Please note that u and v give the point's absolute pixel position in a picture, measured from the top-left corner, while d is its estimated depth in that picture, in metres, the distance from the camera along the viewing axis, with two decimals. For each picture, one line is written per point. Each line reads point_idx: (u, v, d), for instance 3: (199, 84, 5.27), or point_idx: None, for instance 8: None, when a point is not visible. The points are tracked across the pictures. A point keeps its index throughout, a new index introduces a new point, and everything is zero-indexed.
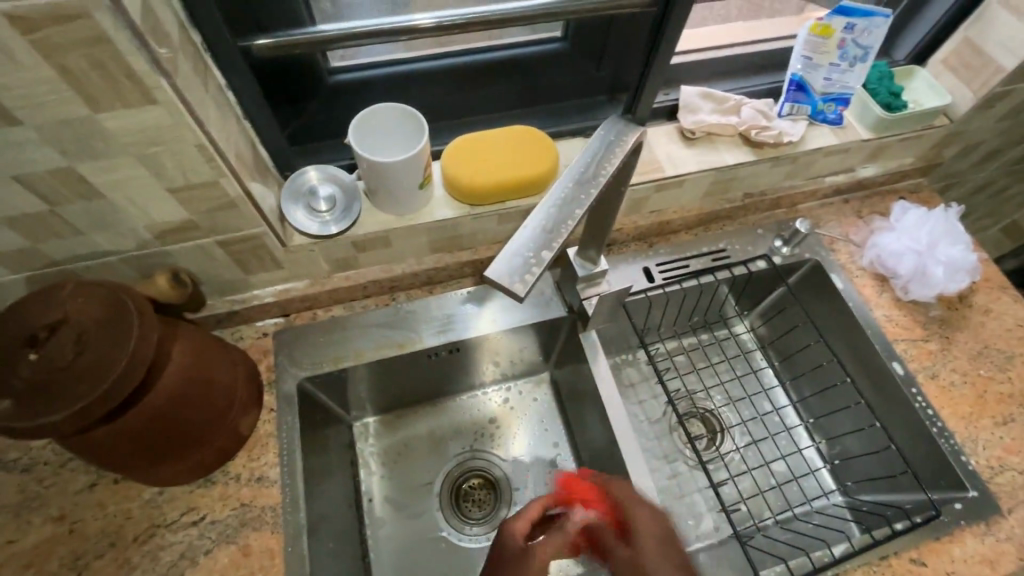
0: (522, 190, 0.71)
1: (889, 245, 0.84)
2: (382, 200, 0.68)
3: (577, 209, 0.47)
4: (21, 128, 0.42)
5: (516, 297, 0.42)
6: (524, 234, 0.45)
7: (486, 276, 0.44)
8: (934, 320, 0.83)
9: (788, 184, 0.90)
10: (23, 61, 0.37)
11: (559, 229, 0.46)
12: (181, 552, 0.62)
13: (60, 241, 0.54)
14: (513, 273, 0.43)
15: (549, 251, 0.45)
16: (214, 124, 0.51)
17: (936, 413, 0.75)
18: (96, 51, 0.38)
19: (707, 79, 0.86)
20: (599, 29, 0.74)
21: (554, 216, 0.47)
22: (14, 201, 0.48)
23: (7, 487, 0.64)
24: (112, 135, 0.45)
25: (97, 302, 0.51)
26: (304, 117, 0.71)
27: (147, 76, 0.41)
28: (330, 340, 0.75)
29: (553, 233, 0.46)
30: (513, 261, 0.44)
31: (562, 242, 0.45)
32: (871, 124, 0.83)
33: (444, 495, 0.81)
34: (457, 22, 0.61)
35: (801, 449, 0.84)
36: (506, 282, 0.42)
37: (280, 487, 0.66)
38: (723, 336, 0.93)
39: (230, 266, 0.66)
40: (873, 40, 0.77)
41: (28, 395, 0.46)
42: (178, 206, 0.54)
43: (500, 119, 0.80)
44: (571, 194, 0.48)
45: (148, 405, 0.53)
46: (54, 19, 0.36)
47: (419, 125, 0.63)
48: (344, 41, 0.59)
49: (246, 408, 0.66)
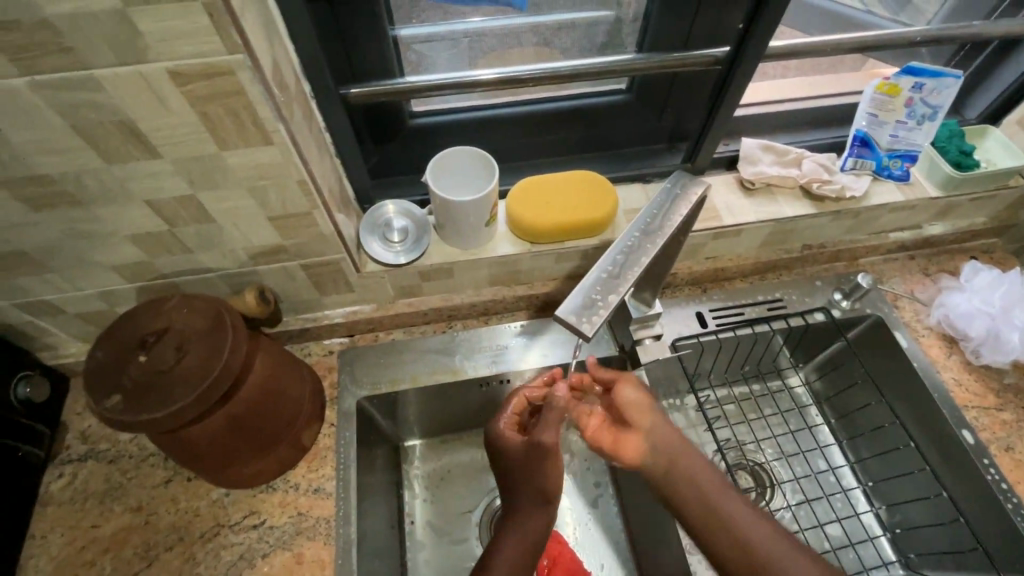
0: (581, 232, 0.75)
1: (958, 305, 0.81)
2: (449, 234, 0.73)
3: (642, 257, 0.49)
4: (161, 161, 0.49)
5: (582, 337, 0.44)
6: (591, 277, 0.48)
7: (558, 315, 0.46)
8: (1008, 388, 0.79)
9: (850, 238, 0.88)
10: (174, 107, 0.44)
11: (624, 274, 0.48)
12: (241, 552, 0.66)
13: (171, 257, 0.61)
14: (580, 315, 0.46)
15: (615, 295, 0.47)
16: (314, 162, 0.57)
17: (1010, 488, 0.71)
18: (233, 101, 0.45)
19: (768, 131, 0.88)
20: (663, 83, 0.77)
21: (619, 260, 0.49)
22: (143, 221, 0.55)
23: (95, 475, 0.70)
24: (232, 170, 0.51)
25: (198, 315, 0.57)
26: (385, 155, 0.77)
27: (269, 121, 0.47)
28: (389, 362, 0.79)
29: (619, 278, 0.48)
30: (581, 302, 0.46)
31: (628, 288, 0.47)
32: (939, 182, 0.82)
33: (483, 526, 0.81)
34: (524, 76, 0.66)
35: (857, 513, 0.80)
36: (574, 322, 0.45)
37: (334, 500, 0.69)
38: (777, 388, 0.91)
39: (308, 288, 0.72)
40: (943, 100, 0.76)
41: (135, 394, 0.52)
42: (274, 232, 0.60)
43: (563, 163, 0.84)
44: (637, 242, 0.50)
45: (229, 413, 0.58)
46: (205, 75, 0.42)
47: (490, 167, 0.68)
48: (424, 92, 0.65)
49: (310, 421, 0.71)
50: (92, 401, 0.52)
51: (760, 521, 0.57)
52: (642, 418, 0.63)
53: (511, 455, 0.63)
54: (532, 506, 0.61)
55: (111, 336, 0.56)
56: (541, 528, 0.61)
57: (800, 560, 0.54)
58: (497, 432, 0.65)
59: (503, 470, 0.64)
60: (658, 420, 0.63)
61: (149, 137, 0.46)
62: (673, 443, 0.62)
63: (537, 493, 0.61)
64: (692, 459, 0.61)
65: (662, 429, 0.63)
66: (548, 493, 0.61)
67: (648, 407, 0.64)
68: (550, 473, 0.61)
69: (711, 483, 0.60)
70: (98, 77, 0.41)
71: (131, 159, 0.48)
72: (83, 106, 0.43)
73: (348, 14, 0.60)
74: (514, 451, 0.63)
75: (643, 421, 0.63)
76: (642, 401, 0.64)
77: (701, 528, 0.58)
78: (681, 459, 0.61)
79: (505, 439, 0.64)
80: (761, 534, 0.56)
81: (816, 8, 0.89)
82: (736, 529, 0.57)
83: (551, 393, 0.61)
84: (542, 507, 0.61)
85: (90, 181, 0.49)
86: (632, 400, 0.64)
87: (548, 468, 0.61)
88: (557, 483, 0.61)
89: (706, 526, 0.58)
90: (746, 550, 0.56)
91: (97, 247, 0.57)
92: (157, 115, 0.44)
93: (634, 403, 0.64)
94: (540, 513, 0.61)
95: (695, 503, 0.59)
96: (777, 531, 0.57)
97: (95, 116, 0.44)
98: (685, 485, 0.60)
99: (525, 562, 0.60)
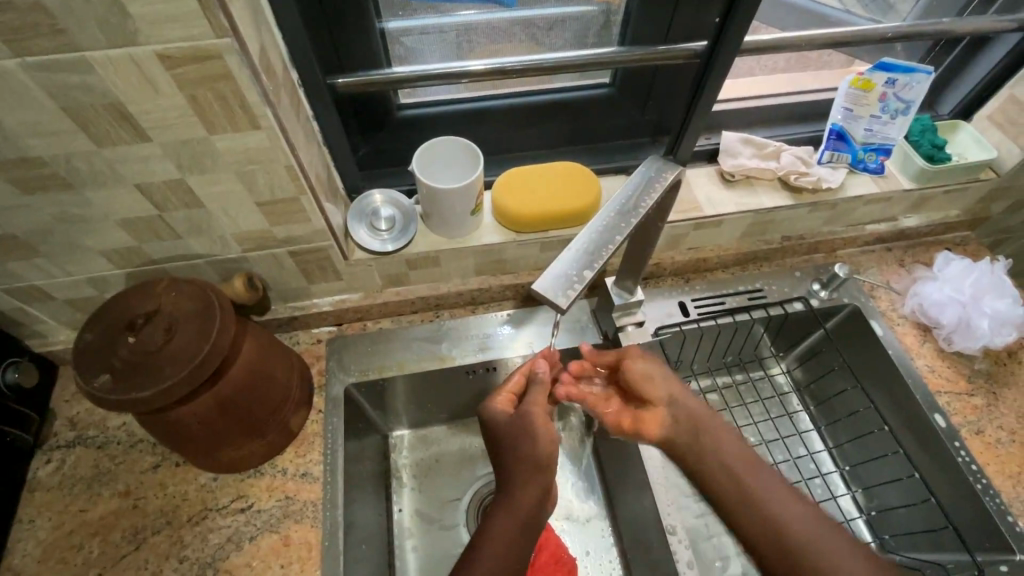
0: (566, 221, 0.76)
1: (931, 294, 0.84)
2: (436, 222, 0.74)
3: (617, 235, 0.51)
4: (150, 144, 0.50)
5: (558, 309, 0.46)
6: (568, 254, 0.50)
7: (535, 290, 0.48)
8: (979, 373, 0.82)
9: (827, 230, 0.91)
10: (164, 90, 0.45)
11: (600, 252, 0.50)
12: (228, 535, 0.67)
13: (161, 243, 0.62)
14: (557, 290, 0.48)
15: (590, 271, 0.49)
16: (301, 149, 0.58)
17: (980, 469, 0.73)
18: (221, 85, 0.46)
19: (749, 125, 0.90)
20: (645, 77, 0.79)
21: (597, 240, 0.51)
22: (134, 205, 0.56)
23: (84, 461, 0.71)
24: (221, 155, 0.52)
25: (187, 297, 0.58)
26: (373, 146, 0.79)
27: (256, 106, 0.48)
28: (377, 350, 0.81)
29: (595, 255, 0.50)
30: (557, 278, 0.48)
31: (603, 264, 0.49)
32: (913, 175, 0.84)
33: (470, 512, 0.83)
34: (508, 68, 0.68)
35: (835, 496, 0.83)
36: (551, 297, 0.47)
37: (322, 484, 0.70)
38: (758, 377, 0.93)
39: (296, 276, 0.73)
40: (915, 95, 0.79)
41: (124, 374, 0.53)
42: (262, 218, 0.61)
43: (549, 156, 0.86)
44: (614, 223, 0.52)
45: (217, 395, 0.59)
46: (194, 58, 0.44)
47: (475, 157, 0.70)
48: (409, 82, 0.67)
49: (297, 407, 0.72)
50: (82, 380, 0.53)
51: (793, 497, 0.57)
52: (659, 390, 0.65)
53: (501, 429, 0.61)
54: (524, 473, 0.57)
55: (101, 317, 0.57)
56: (535, 500, 0.57)
57: (832, 537, 0.54)
58: (491, 407, 0.64)
59: (492, 447, 0.62)
60: (681, 399, 0.65)
61: (139, 120, 0.47)
62: (697, 414, 0.63)
63: (528, 460, 0.58)
64: (722, 437, 0.62)
65: (686, 399, 0.64)
66: (542, 459, 0.58)
67: (670, 384, 0.66)
68: (540, 436, 0.59)
69: (737, 459, 0.60)
70: (89, 59, 0.42)
71: (122, 143, 0.49)
72: (74, 88, 0.44)
73: (335, 7, 0.62)
74: (505, 423, 0.61)
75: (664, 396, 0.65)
76: (661, 373, 0.66)
77: (730, 505, 0.58)
78: (704, 430, 0.62)
79: (498, 413, 0.63)
80: (795, 514, 0.55)
81: (795, 8, 0.92)
82: (768, 505, 0.56)
83: (535, 370, 0.65)
84: (531, 475, 0.57)
85: (81, 164, 0.50)
86: (648, 373, 0.66)
87: (537, 435, 0.59)
88: (547, 446, 0.59)
89: (738, 503, 0.57)
90: (779, 528, 0.55)
91: (88, 232, 0.58)
92: (147, 98, 0.46)
93: (647, 376, 0.66)
94: (533, 481, 0.57)
95: (726, 478, 0.59)
96: (808, 508, 0.56)
97: (86, 99, 0.45)
98: (715, 466, 0.60)
99: (515, 545, 0.54)
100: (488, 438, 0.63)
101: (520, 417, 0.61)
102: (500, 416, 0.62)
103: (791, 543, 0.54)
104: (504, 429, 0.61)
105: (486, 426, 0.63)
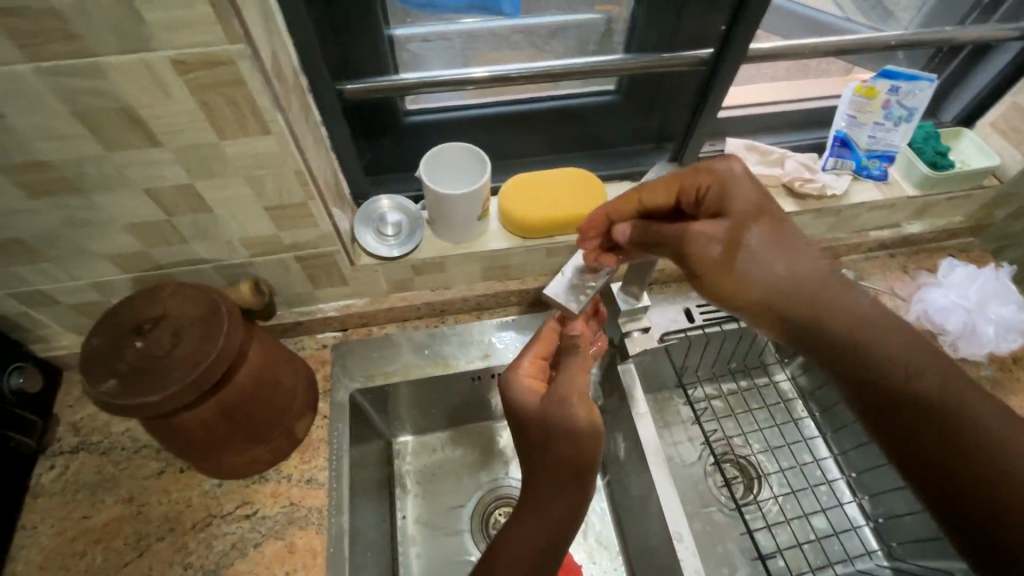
0: (571, 227, 0.77)
1: (936, 300, 0.84)
2: (441, 228, 0.74)
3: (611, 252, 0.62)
4: (161, 149, 0.50)
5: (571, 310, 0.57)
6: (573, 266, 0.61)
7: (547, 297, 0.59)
8: (985, 380, 0.81)
9: (831, 236, 0.91)
10: (175, 96, 0.46)
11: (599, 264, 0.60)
12: (232, 542, 0.66)
13: (168, 247, 0.62)
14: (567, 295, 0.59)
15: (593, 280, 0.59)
16: (310, 154, 0.58)
17: None
18: (232, 90, 0.46)
19: (753, 132, 0.91)
20: (651, 85, 0.79)
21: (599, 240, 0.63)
22: (142, 210, 0.56)
23: (87, 467, 0.71)
24: (230, 159, 0.53)
25: (194, 302, 0.58)
26: (380, 152, 0.79)
27: (267, 110, 0.49)
28: (382, 355, 0.80)
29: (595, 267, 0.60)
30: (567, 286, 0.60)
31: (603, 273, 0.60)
32: (916, 181, 0.85)
33: (475, 518, 0.82)
34: (513, 74, 0.69)
35: (842, 504, 0.83)
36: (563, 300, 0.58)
37: (326, 490, 0.70)
38: (763, 383, 0.93)
39: (302, 280, 0.73)
40: (919, 102, 0.79)
41: (131, 378, 0.53)
42: (270, 223, 0.62)
43: (554, 162, 0.86)
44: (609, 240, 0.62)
45: (222, 400, 0.59)
46: (206, 64, 0.44)
47: (482, 162, 0.70)
48: (417, 88, 0.67)
49: (303, 413, 0.71)
50: (88, 385, 0.53)
51: (907, 338, 0.46)
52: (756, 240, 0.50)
53: (528, 411, 0.55)
54: (561, 480, 0.51)
55: (108, 322, 0.57)
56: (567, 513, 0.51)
57: (977, 397, 0.42)
58: (515, 379, 0.58)
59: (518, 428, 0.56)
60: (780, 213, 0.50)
61: (151, 125, 0.48)
62: (800, 276, 0.49)
63: (563, 463, 0.51)
64: (807, 264, 0.49)
65: (773, 251, 0.49)
66: (579, 463, 0.50)
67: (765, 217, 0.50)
68: (580, 435, 0.51)
69: (845, 313, 0.47)
70: (102, 65, 0.42)
71: (132, 148, 0.49)
72: (87, 93, 0.44)
73: (343, 14, 0.63)
74: (532, 412, 0.54)
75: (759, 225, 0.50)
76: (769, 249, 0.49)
77: (851, 365, 0.46)
78: (812, 286, 0.48)
79: (525, 391, 0.57)
80: (911, 360, 0.45)
81: (795, 13, 0.92)
82: (889, 365, 0.45)
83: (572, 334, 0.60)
84: (572, 486, 0.51)
85: (91, 168, 0.51)
86: (713, 231, 0.50)
87: (574, 431, 0.51)
88: (587, 448, 0.51)
89: (850, 348, 0.46)
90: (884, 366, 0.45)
91: (95, 236, 0.58)
92: (159, 103, 0.46)
93: (713, 240, 0.50)
94: (565, 488, 0.51)
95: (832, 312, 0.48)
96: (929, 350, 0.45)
97: (98, 104, 0.45)
98: (803, 285, 0.48)
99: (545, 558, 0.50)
100: (513, 421, 0.56)
101: (546, 405, 0.53)
102: (527, 396, 0.56)
103: (911, 397, 0.43)
104: (531, 413, 0.55)
105: (507, 400, 0.57)
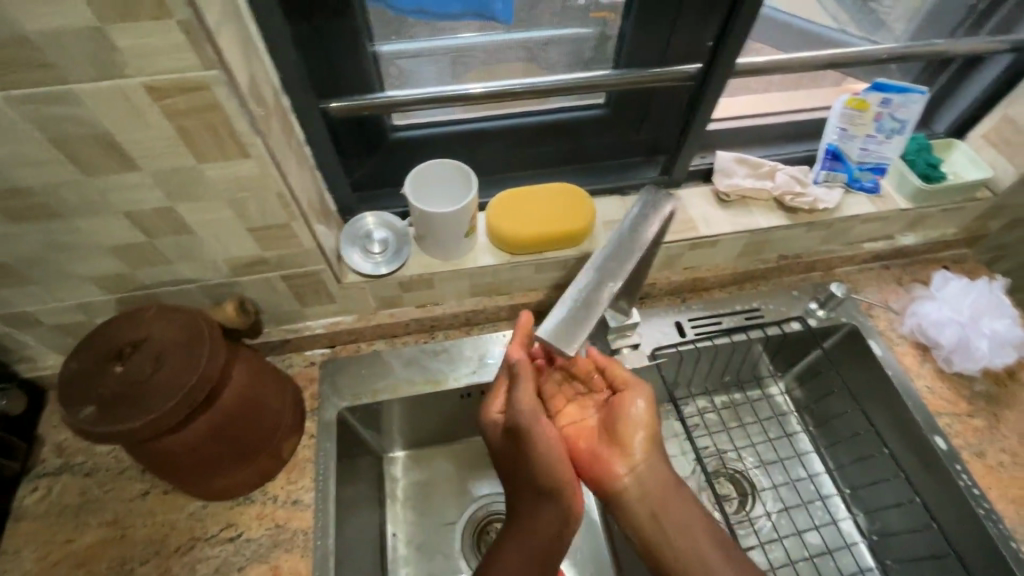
0: (560, 243, 0.76)
1: (930, 314, 0.83)
2: (430, 245, 0.74)
3: (614, 280, 0.49)
4: (140, 173, 0.49)
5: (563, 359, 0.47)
6: (571, 300, 0.49)
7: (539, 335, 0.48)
8: (980, 395, 0.81)
9: (825, 249, 0.90)
10: (151, 121, 0.45)
11: (598, 298, 0.49)
12: (217, 565, 0.65)
13: (152, 269, 0.62)
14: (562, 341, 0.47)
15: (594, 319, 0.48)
16: (293, 175, 0.58)
17: (983, 494, 0.72)
18: (210, 115, 0.46)
19: (744, 144, 0.90)
20: (640, 99, 0.78)
21: (606, 262, 0.50)
22: (123, 232, 0.55)
23: (71, 488, 0.70)
24: (211, 182, 0.52)
25: (175, 325, 0.57)
26: (368, 167, 0.79)
27: (246, 135, 0.48)
28: (370, 373, 0.79)
29: (593, 303, 0.49)
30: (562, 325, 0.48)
31: (603, 311, 0.48)
32: (908, 194, 0.84)
33: (465, 535, 0.81)
34: (503, 91, 0.68)
35: (835, 520, 0.82)
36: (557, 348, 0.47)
37: (312, 512, 0.69)
38: (756, 397, 0.92)
39: (289, 299, 0.72)
40: (910, 114, 0.79)
41: (109, 404, 0.52)
42: (253, 243, 0.61)
43: (544, 176, 0.86)
44: (613, 264, 0.50)
45: (206, 424, 0.58)
46: (182, 89, 0.43)
47: (468, 178, 0.69)
48: (405, 105, 0.67)
49: (289, 432, 0.71)
50: (67, 412, 0.52)
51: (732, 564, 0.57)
52: (637, 431, 0.61)
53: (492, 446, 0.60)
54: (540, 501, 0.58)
55: (88, 345, 0.56)
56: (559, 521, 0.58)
57: None
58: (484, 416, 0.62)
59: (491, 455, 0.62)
60: (636, 448, 0.60)
61: (128, 150, 0.47)
62: (665, 492, 0.59)
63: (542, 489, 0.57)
64: (651, 471, 0.60)
65: (659, 476, 0.60)
66: (555, 487, 0.57)
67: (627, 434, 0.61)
68: (551, 463, 0.56)
69: (690, 528, 0.58)
70: (75, 91, 0.42)
71: (109, 172, 0.49)
72: (62, 119, 0.43)
73: (328, 33, 0.62)
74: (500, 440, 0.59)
75: (642, 449, 0.60)
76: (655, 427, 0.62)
77: None
78: (669, 500, 0.59)
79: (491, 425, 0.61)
80: None
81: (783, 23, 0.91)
82: None
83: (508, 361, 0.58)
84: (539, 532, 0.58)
85: (69, 192, 0.50)
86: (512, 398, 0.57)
87: (543, 463, 0.56)
88: (561, 471, 0.56)
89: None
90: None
91: (76, 259, 0.58)
92: (135, 128, 0.45)
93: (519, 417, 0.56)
94: (551, 503, 0.57)
95: (667, 538, 0.58)
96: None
97: (73, 130, 0.44)
98: (675, 545, 0.58)
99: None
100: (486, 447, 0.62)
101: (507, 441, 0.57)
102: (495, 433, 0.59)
103: None
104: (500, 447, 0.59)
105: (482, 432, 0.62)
